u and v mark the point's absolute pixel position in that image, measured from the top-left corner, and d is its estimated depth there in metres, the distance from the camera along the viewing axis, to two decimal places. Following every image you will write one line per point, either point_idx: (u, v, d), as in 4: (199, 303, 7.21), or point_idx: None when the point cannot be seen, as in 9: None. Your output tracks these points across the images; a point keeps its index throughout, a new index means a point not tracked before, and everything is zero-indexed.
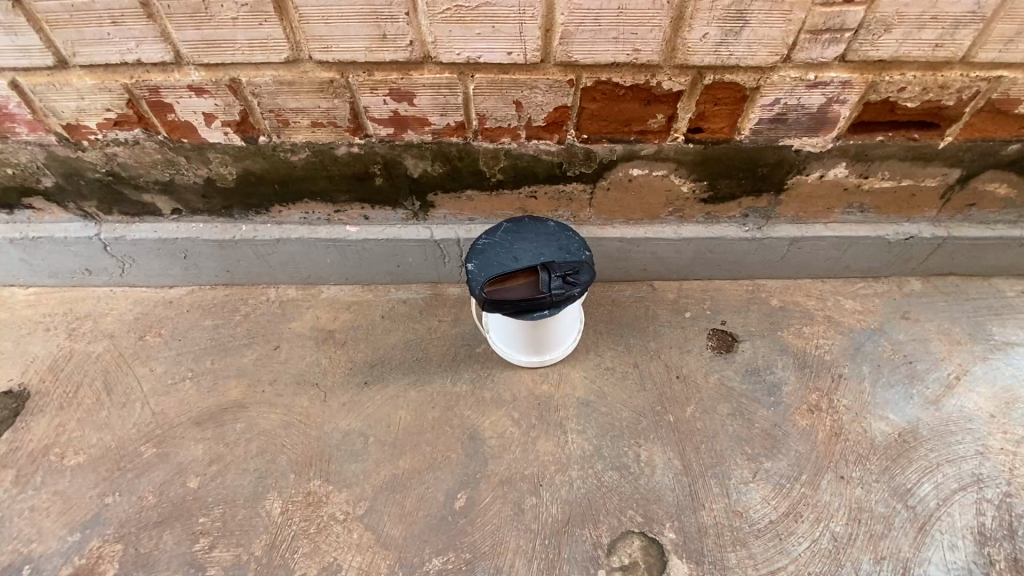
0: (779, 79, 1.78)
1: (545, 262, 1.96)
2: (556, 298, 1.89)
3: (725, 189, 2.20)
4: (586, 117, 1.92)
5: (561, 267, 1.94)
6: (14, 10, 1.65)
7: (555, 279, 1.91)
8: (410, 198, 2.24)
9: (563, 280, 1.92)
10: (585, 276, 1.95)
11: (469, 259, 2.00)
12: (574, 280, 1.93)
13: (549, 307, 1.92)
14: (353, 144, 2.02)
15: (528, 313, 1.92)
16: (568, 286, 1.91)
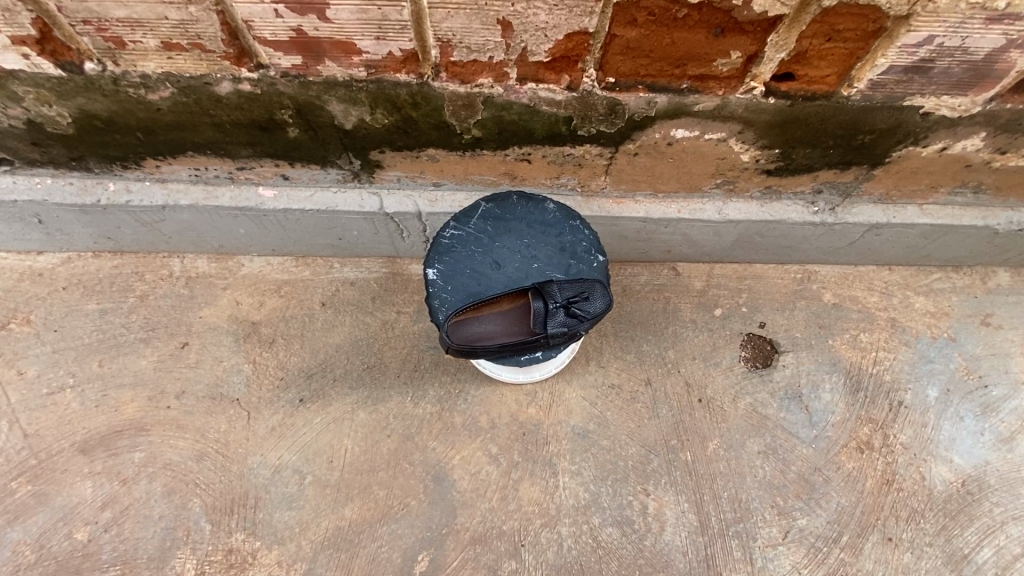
0: (948, 4, 1.06)
1: (541, 282, 1.38)
2: (554, 341, 1.36)
3: (802, 160, 1.52)
4: (615, 52, 1.18)
5: (563, 292, 1.37)
6: None
7: (552, 315, 1.35)
8: (345, 157, 1.53)
9: (566, 314, 1.36)
10: (597, 304, 1.39)
11: (430, 262, 1.41)
12: (582, 314, 1.37)
13: (543, 349, 1.40)
14: (242, 79, 1.28)
15: (513, 356, 1.40)
16: (571, 323, 1.36)
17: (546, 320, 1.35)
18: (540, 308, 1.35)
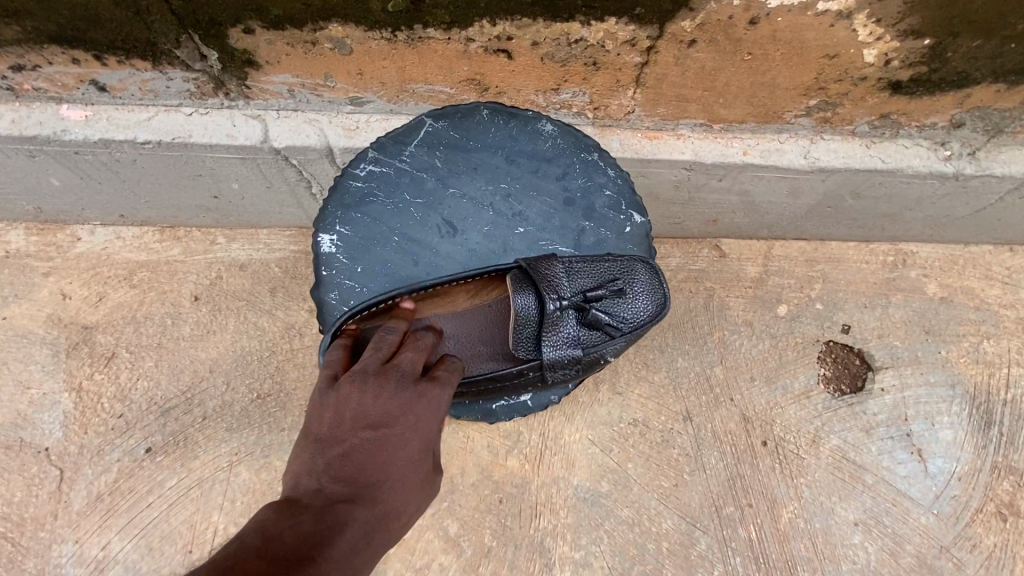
0: None
1: (534, 266, 0.78)
2: (557, 369, 0.79)
3: (957, 64, 0.93)
4: None
5: (574, 286, 0.78)
6: None
7: (553, 325, 0.76)
8: (190, 44, 0.89)
9: (577, 324, 0.78)
10: (637, 306, 0.80)
11: (339, 218, 0.86)
12: (608, 323, 0.79)
13: (535, 379, 0.83)
14: None
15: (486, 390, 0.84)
16: (585, 339, 0.79)
17: (541, 336, 0.77)
18: (531, 314, 0.77)
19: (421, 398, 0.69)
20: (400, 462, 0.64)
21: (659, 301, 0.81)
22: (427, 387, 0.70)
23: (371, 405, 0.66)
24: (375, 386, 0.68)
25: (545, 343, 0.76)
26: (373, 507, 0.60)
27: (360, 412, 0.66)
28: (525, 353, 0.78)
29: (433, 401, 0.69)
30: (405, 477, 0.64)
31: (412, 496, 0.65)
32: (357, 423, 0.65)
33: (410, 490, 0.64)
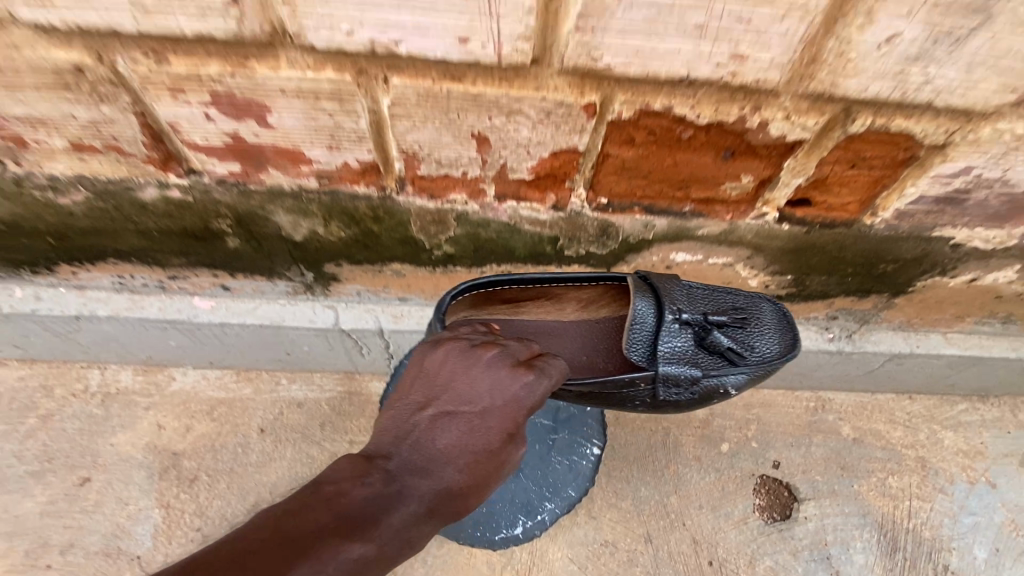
0: (991, 135, 0.91)
1: (658, 280, 1.19)
2: (669, 382, 1.14)
3: (816, 287, 1.36)
4: (609, 171, 1.01)
5: (693, 311, 1.18)
6: None
7: (668, 333, 1.15)
8: (296, 269, 1.32)
9: (696, 341, 1.17)
10: (766, 346, 1.20)
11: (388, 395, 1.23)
12: (726, 352, 1.17)
13: (645, 393, 1.17)
14: (168, 185, 1.07)
15: (587, 395, 1.17)
16: (698, 358, 1.16)
17: (658, 333, 1.16)
18: (653, 315, 1.16)
19: (507, 391, 0.98)
20: (476, 436, 0.96)
21: (789, 342, 1.20)
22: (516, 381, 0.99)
23: (472, 390, 0.98)
24: (476, 367, 0.99)
25: (661, 338, 1.15)
26: (441, 471, 0.92)
27: (462, 395, 0.98)
28: (640, 346, 1.17)
29: (517, 393, 0.98)
30: (477, 449, 0.95)
31: (482, 464, 0.95)
32: (456, 399, 0.98)
33: (478, 461, 0.95)
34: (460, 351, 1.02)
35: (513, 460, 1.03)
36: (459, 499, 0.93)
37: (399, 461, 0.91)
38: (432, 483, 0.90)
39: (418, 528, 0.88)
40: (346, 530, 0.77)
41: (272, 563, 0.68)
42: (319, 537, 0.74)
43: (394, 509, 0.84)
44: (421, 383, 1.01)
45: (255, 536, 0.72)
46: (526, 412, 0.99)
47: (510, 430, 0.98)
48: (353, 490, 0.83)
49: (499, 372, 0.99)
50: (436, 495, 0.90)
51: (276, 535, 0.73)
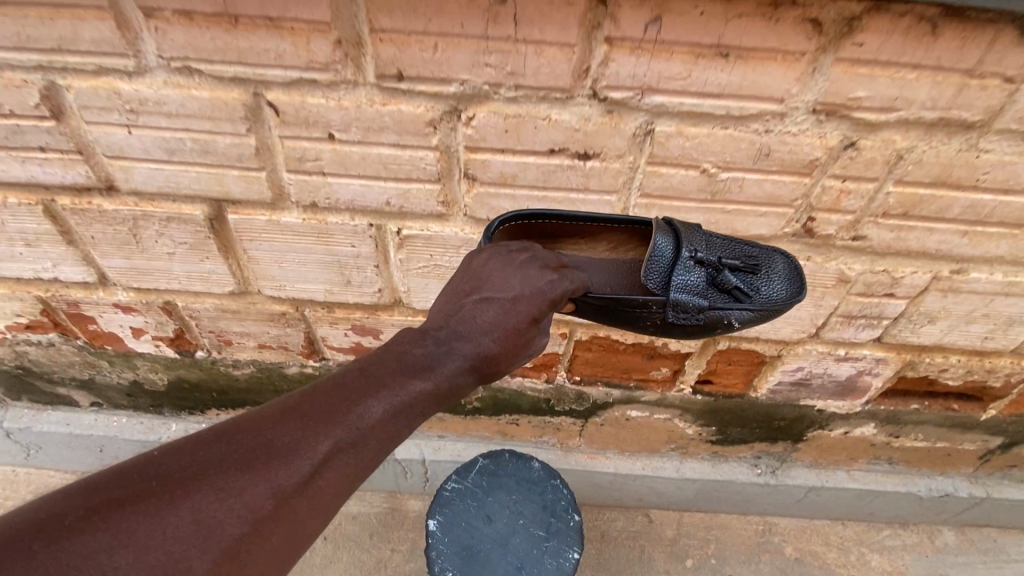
0: (803, 350, 1.53)
1: (682, 223, 1.12)
2: (679, 310, 1.11)
3: (736, 434, 1.90)
4: (579, 362, 1.62)
5: (713, 253, 1.13)
6: None
7: (683, 268, 1.09)
8: None
9: (708, 280, 1.12)
10: (772, 291, 1.15)
11: (432, 513, 1.67)
12: (736, 290, 1.13)
13: (655, 315, 1.14)
14: (306, 365, 1.72)
15: (603, 311, 1.16)
16: (710, 295, 1.13)
17: (671, 273, 1.10)
18: (670, 254, 1.10)
19: (540, 297, 1.04)
20: (509, 329, 1.00)
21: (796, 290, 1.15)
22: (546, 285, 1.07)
23: (507, 291, 1.02)
24: (509, 266, 1.05)
25: (673, 280, 1.10)
26: (480, 341, 0.96)
27: (499, 295, 1.01)
28: (653, 283, 1.12)
29: (545, 292, 1.06)
30: (509, 343, 1.00)
31: (519, 333, 1.02)
32: (493, 288, 1.02)
33: (507, 356, 1.01)
34: (507, 251, 1.09)
35: (538, 343, 1.08)
36: (493, 364, 0.98)
37: (451, 320, 0.97)
38: (473, 345, 0.95)
39: (460, 382, 0.93)
40: (409, 375, 0.87)
41: (361, 394, 0.80)
42: (397, 375, 0.85)
43: (446, 359, 0.91)
44: (465, 278, 1.06)
45: (342, 377, 0.82)
46: (551, 302, 1.07)
47: (538, 318, 1.04)
48: (413, 347, 0.91)
49: (528, 270, 1.07)
50: (479, 356, 0.95)
51: (362, 375, 0.84)
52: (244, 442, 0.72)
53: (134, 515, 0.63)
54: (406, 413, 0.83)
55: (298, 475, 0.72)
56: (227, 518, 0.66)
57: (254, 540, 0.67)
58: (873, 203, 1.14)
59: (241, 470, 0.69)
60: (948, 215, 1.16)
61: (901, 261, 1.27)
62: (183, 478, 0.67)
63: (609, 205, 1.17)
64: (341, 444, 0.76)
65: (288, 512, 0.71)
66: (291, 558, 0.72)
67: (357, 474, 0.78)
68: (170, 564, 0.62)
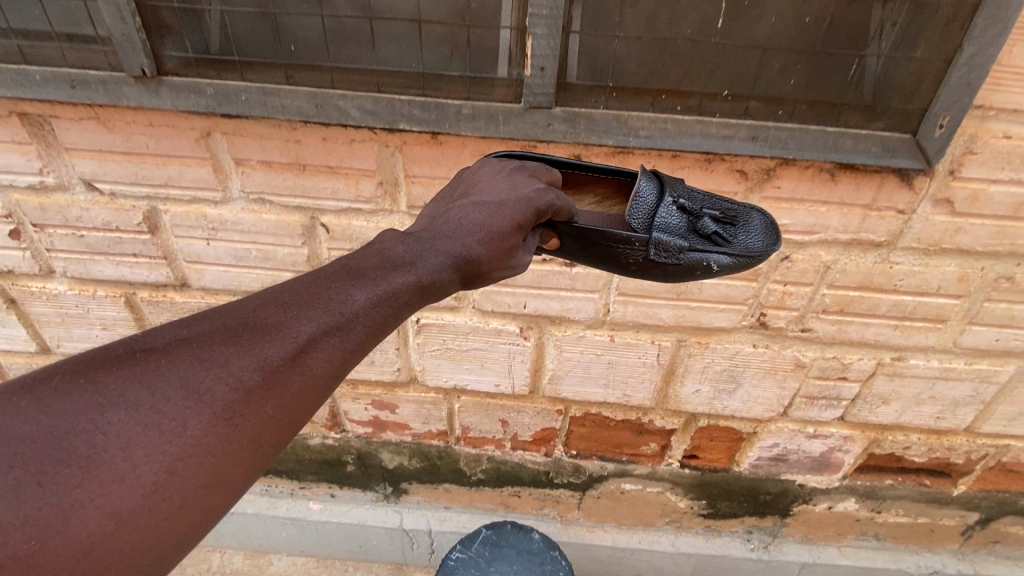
0: (776, 427, 1.69)
1: (665, 174, 1.11)
2: (660, 247, 1.02)
3: (725, 507, 1.99)
4: (574, 437, 1.79)
5: (693, 203, 1.09)
6: (10, 308, 1.56)
7: (668, 208, 1.05)
8: (382, 483, 2.02)
9: (691, 225, 1.06)
10: (752, 240, 1.07)
11: None
12: (716, 235, 1.06)
13: (637, 255, 1.04)
14: (327, 437, 1.89)
15: (584, 245, 1.04)
16: (690, 238, 1.05)
17: (657, 211, 1.04)
18: (653, 197, 1.06)
19: (522, 202, 0.92)
20: (490, 228, 0.87)
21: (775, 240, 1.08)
22: (531, 191, 0.95)
23: (490, 195, 0.92)
24: (495, 174, 0.97)
25: (660, 214, 1.03)
26: (465, 240, 0.85)
27: (479, 197, 0.91)
28: (638, 222, 1.05)
29: (529, 197, 0.93)
30: (492, 243, 0.87)
31: (504, 242, 0.88)
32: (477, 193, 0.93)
33: (492, 263, 0.88)
34: (495, 164, 1.00)
35: (520, 261, 0.94)
36: (479, 272, 0.86)
37: (433, 225, 0.86)
38: (457, 242, 0.84)
39: (448, 284, 0.82)
40: (395, 266, 0.76)
41: (344, 280, 0.71)
42: (386, 267, 0.75)
43: (434, 254, 0.81)
44: (457, 186, 0.98)
45: (323, 271, 0.72)
46: (536, 214, 0.94)
47: (521, 224, 0.90)
48: (396, 242, 0.81)
49: (513, 177, 0.96)
50: (464, 257, 0.84)
51: (346, 268, 0.73)
52: (224, 319, 0.63)
53: (118, 377, 0.55)
54: (392, 305, 0.73)
55: (288, 349, 0.63)
56: (215, 386, 0.58)
57: (243, 412, 0.59)
58: (814, 302, 1.37)
59: (226, 339, 0.61)
60: (878, 312, 1.38)
61: (848, 349, 1.48)
62: (161, 347, 0.59)
63: (593, 300, 1.43)
64: (331, 329, 0.66)
65: (283, 384, 0.62)
66: (288, 435, 0.63)
67: (350, 359, 0.68)
68: (162, 425, 0.55)
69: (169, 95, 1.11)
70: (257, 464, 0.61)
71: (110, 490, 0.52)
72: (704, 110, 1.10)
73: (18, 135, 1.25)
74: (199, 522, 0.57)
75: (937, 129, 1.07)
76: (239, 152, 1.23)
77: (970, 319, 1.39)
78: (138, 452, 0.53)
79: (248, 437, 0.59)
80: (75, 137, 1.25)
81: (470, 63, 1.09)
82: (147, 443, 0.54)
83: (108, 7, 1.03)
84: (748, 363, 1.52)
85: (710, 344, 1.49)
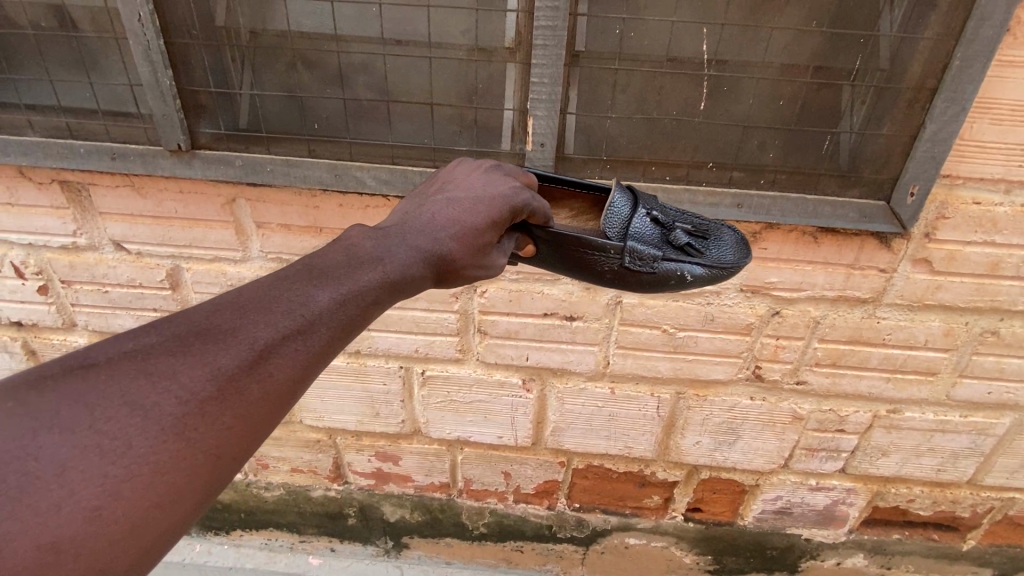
0: (778, 480, 1.69)
1: (639, 190, 1.14)
2: (635, 256, 1.04)
3: (732, 564, 1.92)
4: (577, 489, 1.79)
5: (666, 218, 1.12)
6: (31, 360, 1.61)
7: (641, 220, 1.08)
8: (382, 537, 1.99)
9: (663, 236, 1.09)
10: (723, 252, 1.09)
11: None
12: (688, 246, 1.08)
13: (612, 263, 1.05)
14: (330, 488, 1.89)
15: (560, 251, 1.03)
16: (663, 248, 1.07)
17: (631, 222, 1.07)
18: (628, 209, 1.09)
19: (499, 201, 0.89)
20: (468, 226, 0.83)
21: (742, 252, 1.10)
22: (509, 189, 0.92)
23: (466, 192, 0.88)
24: (472, 174, 0.94)
25: (633, 226, 1.06)
26: (441, 237, 0.80)
27: (456, 195, 0.87)
28: (613, 232, 1.07)
29: (506, 195, 0.90)
30: (471, 241, 0.83)
31: (478, 242, 0.85)
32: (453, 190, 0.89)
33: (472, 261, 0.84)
34: (472, 163, 0.98)
35: (496, 262, 0.90)
36: (458, 269, 0.83)
37: (406, 220, 0.81)
38: (433, 238, 0.80)
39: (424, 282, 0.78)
40: (360, 262, 0.71)
41: (306, 279, 0.66)
42: (353, 264, 0.70)
43: (407, 250, 0.76)
44: (433, 184, 0.95)
45: (285, 270, 0.68)
46: (513, 213, 0.91)
47: (499, 222, 0.87)
48: (364, 236, 0.75)
49: (488, 177, 0.93)
50: (440, 253, 0.79)
51: (310, 266, 0.68)
52: (176, 326, 0.59)
53: (55, 396, 0.53)
54: (358, 304, 0.68)
55: (244, 356, 0.59)
56: (162, 400, 0.55)
57: (195, 425, 0.55)
58: (806, 355, 1.42)
59: (175, 349, 0.57)
60: (870, 365, 1.43)
61: (843, 401, 1.51)
62: (107, 361, 0.56)
63: (593, 353, 1.48)
64: (285, 331, 0.62)
65: (239, 394, 0.58)
66: (251, 447, 0.59)
67: (316, 363, 0.64)
68: (108, 444, 0.52)
69: (201, 166, 1.22)
70: (218, 478, 0.57)
71: (51, 515, 0.49)
72: (691, 179, 1.21)
73: (57, 200, 1.35)
74: (155, 542, 0.54)
75: (908, 198, 1.15)
76: (260, 216, 1.33)
77: (960, 371, 1.43)
78: (79, 474, 0.51)
79: (202, 450, 0.55)
80: (110, 203, 1.35)
81: (478, 139, 1.20)
82: (89, 464, 0.51)
83: (152, 91, 1.14)
84: (746, 414, 1.55)
85: (708, 396, 1.52)
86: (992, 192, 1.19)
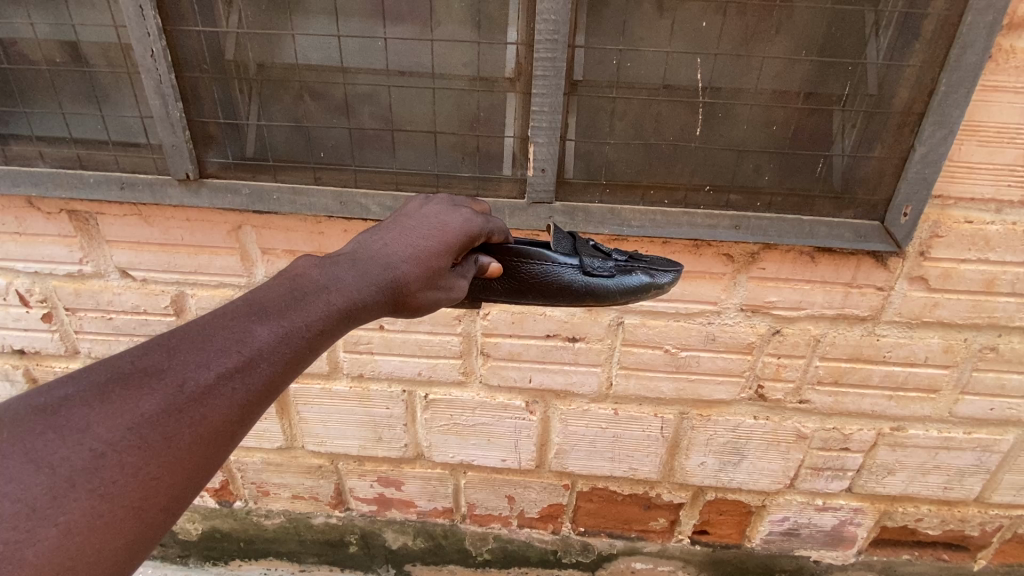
0: (784, 500, 1.68)
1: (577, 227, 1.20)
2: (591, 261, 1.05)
3: None
4: (582, 513, 1.77)
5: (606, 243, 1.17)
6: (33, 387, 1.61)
7: (584, 240, 1.12)
8: (384, 565, 1.93)
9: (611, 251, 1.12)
10: (655, 262, 1.12)
11: None
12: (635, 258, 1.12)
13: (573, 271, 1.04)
14: (331, 515, 1.86)
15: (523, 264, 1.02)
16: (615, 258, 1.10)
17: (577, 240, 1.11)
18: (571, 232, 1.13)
19: (450, 227, 0.90)
20: (418, 255, 0.84)
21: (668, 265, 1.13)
22: (461, 215, 0.93)
23: (416, 221, 0.89)
24: (422, 202, 0.95)
25: (579, 242, 1.10)
26: (389, 267, 0.80)
27: (406, 224, 0.88)
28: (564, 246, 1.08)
29: (458, 222, 0.92)
30: (422, 269, 0.83)
31: (431, 268, 0.85)
32: (405, 218, 0.90)
33: (424, 288, 0.84)
34: (424, 195, 1.00)
35: (454, 284, 0.90)
36: (409, 296, 0.82)
37: (355, 253, 0.81)
38: (381, 270, 0.79)
39: (371, 313, 0.77)
40: (300, 297, 0.69)
41: (242, 317, 0.64)
42: (294, 300, 0.69)
43: (354, 282, 0.75)
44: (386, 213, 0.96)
45: (220, 308, 0.66)
46: (470, 238, 0.92)
47: (452, 247, 0.88)
48: (308, 270, 0.74)
49: (441, 206, 0.95)
50: (388, 283, 0.79)
51: (249, 304, 0.67)
52: (96, 374, 0.57)
53: None
54: (299, 339, 0.66)
55: (171, 400, 0.57)
56: (76, 454, 0.52)
57: (113, 477, 0.52)
58: (808, 373, 1.43)
59: (92, 398, 0.54)
60: (871, 382, 1.43)
61: (847, 420, 1.51)
62: (12, 418, 0.52)
63: (595, 374, 1.49)
64: (218, 370, 0.60)
65: (166, 441, 0.55)
66: (182, 496, 0.56)
67: (255, 403, 0.62)
68: (10, 506, 0.49)
69: (208, 194, 1.24)
70: (142, 533, 0.54)
71: None
72: (688, 202, 1.24)
73: (65, 229, 1.37)
74: None
75: (901, 217, 1.18)
76: (265, 243, 1.35)
77: (961, 388, 1.43)
78: None
79: (122, 504, 0.53)
80: (117, 231, 1.37)
81: (480, 166, 1.24)
82: None
83: (162, 123, 1.18)
84: (751, 434, 1.54)
85: (712, 416, 1.52)
86: (983, 212, 1.21)
